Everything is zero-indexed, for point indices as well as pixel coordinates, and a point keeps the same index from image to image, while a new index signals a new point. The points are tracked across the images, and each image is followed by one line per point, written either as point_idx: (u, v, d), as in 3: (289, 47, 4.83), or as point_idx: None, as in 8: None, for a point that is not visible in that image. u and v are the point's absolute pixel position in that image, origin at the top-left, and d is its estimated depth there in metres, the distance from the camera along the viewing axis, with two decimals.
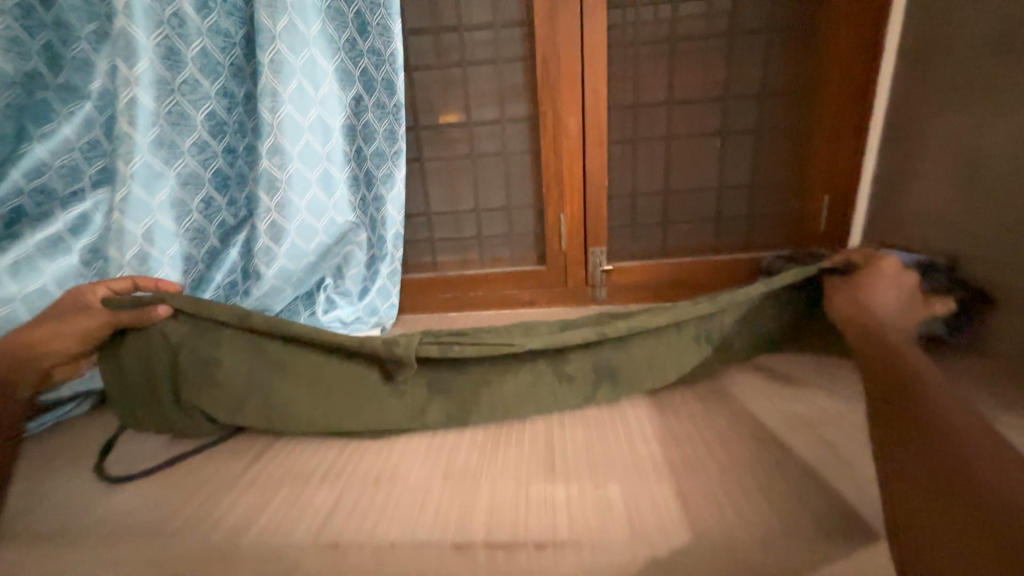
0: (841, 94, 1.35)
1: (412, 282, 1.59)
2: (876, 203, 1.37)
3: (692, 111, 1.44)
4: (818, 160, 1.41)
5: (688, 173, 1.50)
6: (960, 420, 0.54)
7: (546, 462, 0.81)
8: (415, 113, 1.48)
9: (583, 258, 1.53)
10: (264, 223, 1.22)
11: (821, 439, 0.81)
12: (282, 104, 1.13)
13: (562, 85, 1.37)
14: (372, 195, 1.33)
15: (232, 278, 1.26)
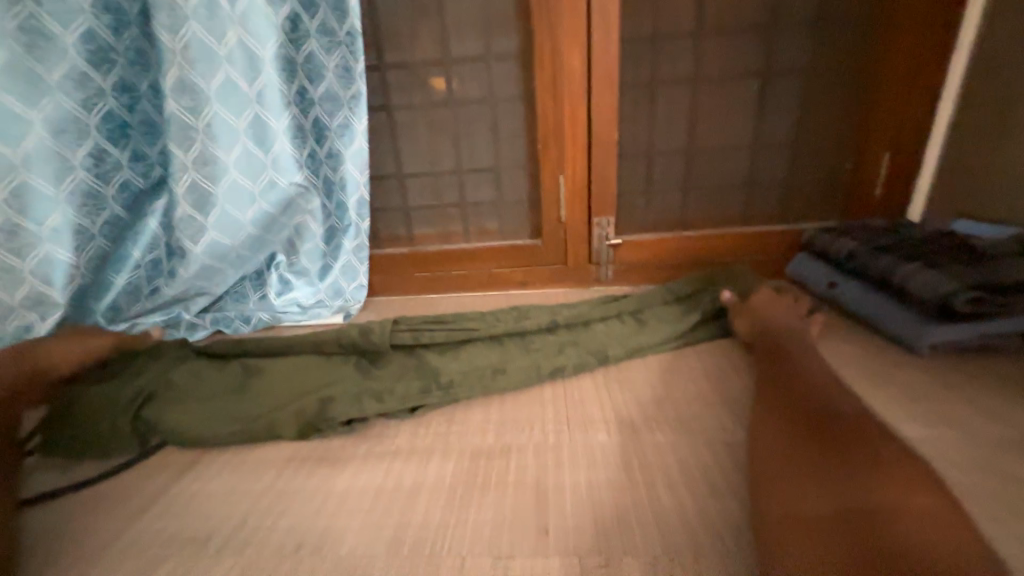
0: (918, 22, 1.06)
1: (381, 258, 1.33)
2: (952, 163, 1.11)
3: (728, 44, 1.14)
4: (882, 109, 1.13)
5: (718, 125, 1.21)
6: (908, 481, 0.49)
7: (535, 517, 0.60)
8: (379, 47, 1.18)
9: (586, 232, 1.28)
10: (182, 186, 0.97)
11: None
12: (185, 22, 0.86)
13: (566, 9, 1.07)
14: (325, 150, 1.06)
15: (153, 255, 1.03)
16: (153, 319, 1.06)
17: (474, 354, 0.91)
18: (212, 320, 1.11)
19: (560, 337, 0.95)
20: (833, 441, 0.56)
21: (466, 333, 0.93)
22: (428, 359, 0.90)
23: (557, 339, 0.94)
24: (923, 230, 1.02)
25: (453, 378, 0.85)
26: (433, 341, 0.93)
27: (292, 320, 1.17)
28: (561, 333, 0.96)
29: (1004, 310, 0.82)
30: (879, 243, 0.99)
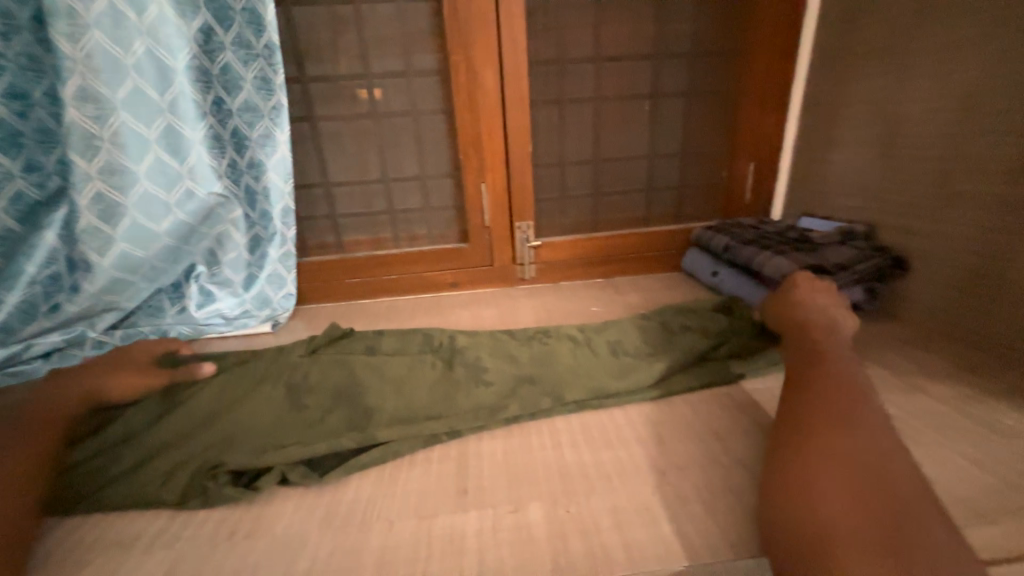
0: (767, 55, 1.29)
1: (310, 266, 1.35)
2: (799, 172, 1.35)
3: (622, 69, 1.30)
4: (744, 126, 1.35)
5: (618, 138, 1.38)
6: (876, 433, 0.56)
7: (455, 482, 0.64)
8: (299, 61, 1.22)
9: (509, 235, 1.38)
10: (85, 196, 0.94)
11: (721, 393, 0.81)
12: (87, 30, 0.85)
13: (477, 31, 1.18)
14: (246, 160, 1.07)
15: (51, 270, 0.98)
16: (54, 340, 0.96)
17: (410, 389, 0.81)
18: (123, 336, 1.04)
19: (517, 370, 0.84)
20: (832, 403, 0.60)
21: (410, 362, 0.87)
22: (361, 391, 0.80)
23: (513, 373, 0.83)
24: (779, 226, 1.25)
25: (379, 422, 0.74)
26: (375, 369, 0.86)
27: (217, 332, 1.15)
28: (524, 366, 0.85)
29: (833, 286, 1.02)
30: (748, 238, 1.20)
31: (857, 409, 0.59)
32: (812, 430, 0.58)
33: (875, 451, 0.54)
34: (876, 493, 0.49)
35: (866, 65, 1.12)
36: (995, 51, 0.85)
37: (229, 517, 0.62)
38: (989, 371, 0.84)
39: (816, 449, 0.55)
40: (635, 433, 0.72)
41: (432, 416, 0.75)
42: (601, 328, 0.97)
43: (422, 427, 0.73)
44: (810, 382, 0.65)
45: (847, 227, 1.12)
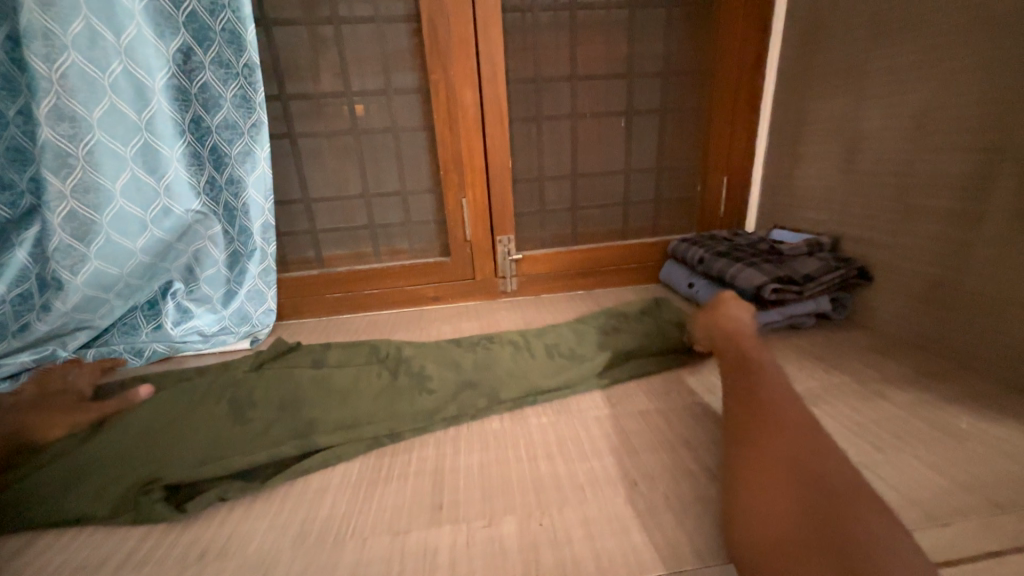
0: (735, 75, 1.34)
1: (291, 281, 1.35)
2: (770, 185, 1.40)
3: (597, 87, 1.35)
4: (716, 142, 1.40)
5: (596, 154, 1.41)
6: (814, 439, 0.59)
7: (431, 497, 0.64)
8: (280, 79, 1.23)
9: (491, 249, 1.40)
10: (58, 214, 0.93)
11: (694, 403, 0.83)
12: (63, 51, 0.85)
13: (455, 51, 1.21)
14: (225, 176, 1.06)
15: (21, 289, 0.97)
16: (22, 361, 0.96)
17: (358, 398, 0.85)
18: (94, 355, 1.03)
19: (460, 375, 0.91)
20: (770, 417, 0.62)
21: (361, 372, 0.92)
22: (315, 403, 0.84)
23: (457, 379, 0.89)
24: (751, 238, 1.30)
25: (333, 433, 0.76)
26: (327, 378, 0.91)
27: (193, 350, 1.12)
28: (466, 371, 0.92)
29: (801, 297, 1.06)
30: (722, 250, 1.23)
31: (791, 415, 0.63)
32: (754, 443, 0.60)
33: (816, 458, 0.55)
34: (817, 500, 0.50)
35: (826, 85, 1.18)
36: (938, 74, 0.91)
37: (198, 540, 0.61)
38: (947, 376, 0.87)
39: (764, 461, 0.57)
40: (609, 444, 0.73)
41: (377, 419, 0.80)
42: (545, 335, 1.06)
43: (367, 431, 0.77)
44: (750, 392, 0.67)
45: (815, 239, 1.16)
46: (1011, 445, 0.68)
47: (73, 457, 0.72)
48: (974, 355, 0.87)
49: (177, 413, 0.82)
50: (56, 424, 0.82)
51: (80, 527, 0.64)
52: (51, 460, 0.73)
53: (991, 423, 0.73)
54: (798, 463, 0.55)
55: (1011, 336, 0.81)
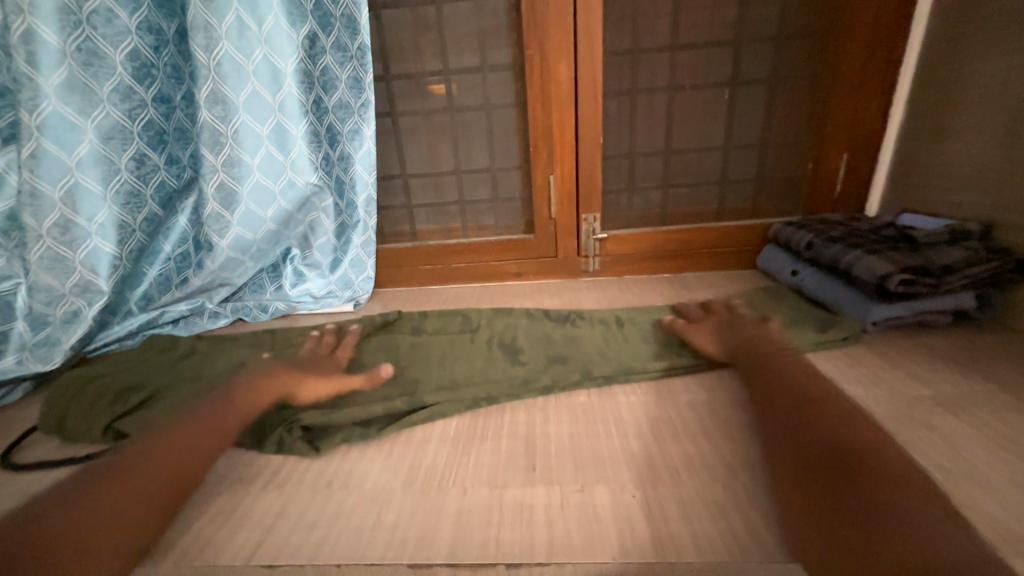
0: (868, 34, 1.17)
1: (387, 252, 1.46)
2: (900, 163, 1.23)
3: (701, 56, 1.25)
4: (837, 114, 1.25)
5: (693, 129, 1.33)
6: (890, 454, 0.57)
7: (524, 459, 0.68)
8: (384, 60, 1.30)
9: (575, 228, 1.40)
10: (211, 185, 1.09)
11: None
12: (219, 41, 0.98)
13: (553, 24, 1.19)
14: (337, 153, 1.18)
15: (182, 248, 1.16)
16: (180, 309, 1.17)
17: (453, 363, 0.91)
18: (233, 308, 1.22)
19: (549, 352, 0.93)
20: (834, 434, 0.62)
21: (456, 342, 0.99)
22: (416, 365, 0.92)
23: (546, 355, 0.92)
24: (872, 223, 1.15)
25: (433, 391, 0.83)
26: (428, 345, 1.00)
27: (307, 309, 1.27)
28: (555, 349, 0.94)
29: (937, 291, 0.93)
30: (836, 235, 1.11)
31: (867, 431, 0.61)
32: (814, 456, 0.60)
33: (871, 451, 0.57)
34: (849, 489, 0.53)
35: (993, 43, 0.99)
36: None
37: (325, 471, 0.70)
38: None
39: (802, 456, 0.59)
40: (703, 429, 0.71)
41: (472, 383, 0.85)
42: (633, 319, 1.05)
43: (464, 392, 0.82)
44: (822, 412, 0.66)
45: (957, 225, 1.01)
46: None
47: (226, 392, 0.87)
48: None
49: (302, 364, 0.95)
50: (210, 364, 0.98)
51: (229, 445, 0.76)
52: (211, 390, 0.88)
53: None
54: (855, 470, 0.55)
55: None
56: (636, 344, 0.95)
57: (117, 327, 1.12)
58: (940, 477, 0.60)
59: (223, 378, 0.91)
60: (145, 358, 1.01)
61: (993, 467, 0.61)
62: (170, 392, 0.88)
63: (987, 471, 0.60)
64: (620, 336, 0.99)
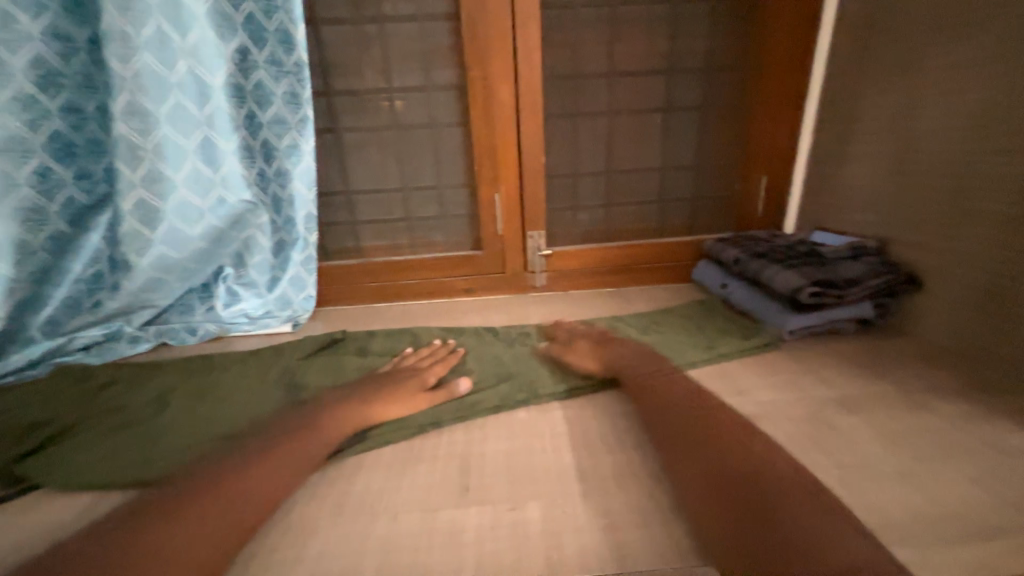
0: (779, 69, 1.30)
1: (331, 270, 1.41)
2: (812, 186, 1.35)
3: (635, 83, 1.33)
4: (756, 140, 1.36)
5: (631, 151, 1.40)
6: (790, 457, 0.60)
7: (460, 479, 0.67)
8: (326, 76, 1.29)
9: (522, 244, 1.42)
10: (128, 202, 1.02)
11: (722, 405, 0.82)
12: (137, 51, 0.93)
13: (494, 48, 1.23)
14: (273, 169, 1.14)
15: (95, 269, 1.07)
16: (92, 335, 1.07)
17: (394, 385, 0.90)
18: (158, 332, 1.14)
19: (491, 371, 0.94)
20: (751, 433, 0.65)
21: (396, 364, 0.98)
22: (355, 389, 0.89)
23: (488, 374, 0.92)
24: (789, 240, 1.26)
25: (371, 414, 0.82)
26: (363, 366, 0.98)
27: (241, 331, 1.20)
28: (498, 367, 0.95)
29: (843, 301, 1.03)
30: (758, 251, 1.21)
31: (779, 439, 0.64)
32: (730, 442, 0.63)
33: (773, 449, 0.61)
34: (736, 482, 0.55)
35: (879, 81, 1.12)
36: (1003, 71, 0.85)
37: None
38: (1001, 389, 0.82)
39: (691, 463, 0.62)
40: (636, 440, 0.73)
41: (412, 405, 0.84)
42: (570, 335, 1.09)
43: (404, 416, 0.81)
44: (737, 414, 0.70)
45: (858, 242, 1.12)
46: None
47: (141, 426, 0.81)
48: None
49: (232, 393, 0.90)
50: (124, 394, 0.91)
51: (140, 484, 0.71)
52: (126, 422, 0.82)
53: None
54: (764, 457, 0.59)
55: None
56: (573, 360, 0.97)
57: (16, 356, 1.02)
58: (843, 474, 0.65)
59: (140, 411, 0.85)
60: (49, 390, 0.92)
61: (885, 461, 0.67)
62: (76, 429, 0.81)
63: (880, 466, 0.66)
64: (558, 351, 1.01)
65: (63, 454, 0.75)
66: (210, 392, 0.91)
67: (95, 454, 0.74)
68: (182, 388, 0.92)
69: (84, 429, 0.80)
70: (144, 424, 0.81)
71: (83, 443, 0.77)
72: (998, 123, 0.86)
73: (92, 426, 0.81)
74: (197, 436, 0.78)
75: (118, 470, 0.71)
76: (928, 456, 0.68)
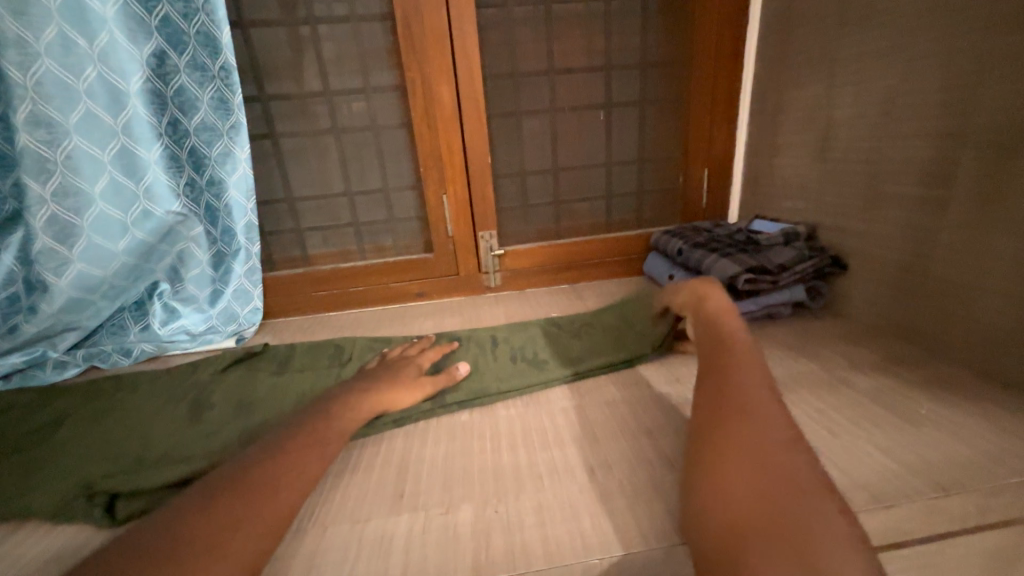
0: (712, 65, 1.34)
1: (277, 281, 1.37)
2: (750, 176, 1.40)
3: (575, 81, 1.34)
4: (695, 133, 1.40)
5: (576, 148, 1.41)
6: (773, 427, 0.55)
7: (394, 487, 0.66)
8: (258, 81, 1.24)
9: (473, 245, 1.42)
10: (39, 219, 0.97)
11: (659, 393, 0.84)
12: (37, 59, 0.89)
13: (431, 47, 1.22)
14: (205, 178, 1.08)
15: (9, 292, 1.02)
16: (12, 361, 1.01)
17: None
18: (87, 356, 1.07)
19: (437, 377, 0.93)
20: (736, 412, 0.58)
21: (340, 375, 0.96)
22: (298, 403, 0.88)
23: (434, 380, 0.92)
24: (729, 229, 1.30)
25: None
26: (305, 380, 0.96)
27: (181, 349, 1.14)
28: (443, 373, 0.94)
29: (775, 286, 1.07)
30: (700, 241, 1.24)
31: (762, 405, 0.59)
32: (726, 430, 0.57)
33: (762, 413, 0.57)
34: (790, 484, 0.47)
35: (801, 74, 1.17)
36: (901, 62, 0.90)
37: None
38: (917, 362, 0.87)
39: (726, 451, 0.54)
40: (574, 434, 0.74)
41: None
42: (516, 332, 1.10)
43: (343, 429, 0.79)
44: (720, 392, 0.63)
45: (789, 228, 1.17)
46: (967, 430, 0.68)
47: (65, 458, 0.77)
48: (951, 345, 0.85)
49: (166, 417, 0.87)
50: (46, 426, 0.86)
51: (42, 521, 0.67)
52: (52, 451, 0.79)
53: (950, 409, 0.73)
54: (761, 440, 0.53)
55: (974, 321, 0.80)
56: (519, 358, 0.97)
57: None
58: None
59: (64, 441, 0.81)
60: None
61: (805, 438, 0.70)
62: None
63: None
64: (505, 350, 1.01)
65: None
66: (147, 416, 0.88)
67: None
68: (115, 414, 0.89)
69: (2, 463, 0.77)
70: (49, 461, 0.76)
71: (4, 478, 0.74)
72: (903, 109, 0.90)
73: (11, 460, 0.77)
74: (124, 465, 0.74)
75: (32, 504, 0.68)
76: (845, 430, 0.71)
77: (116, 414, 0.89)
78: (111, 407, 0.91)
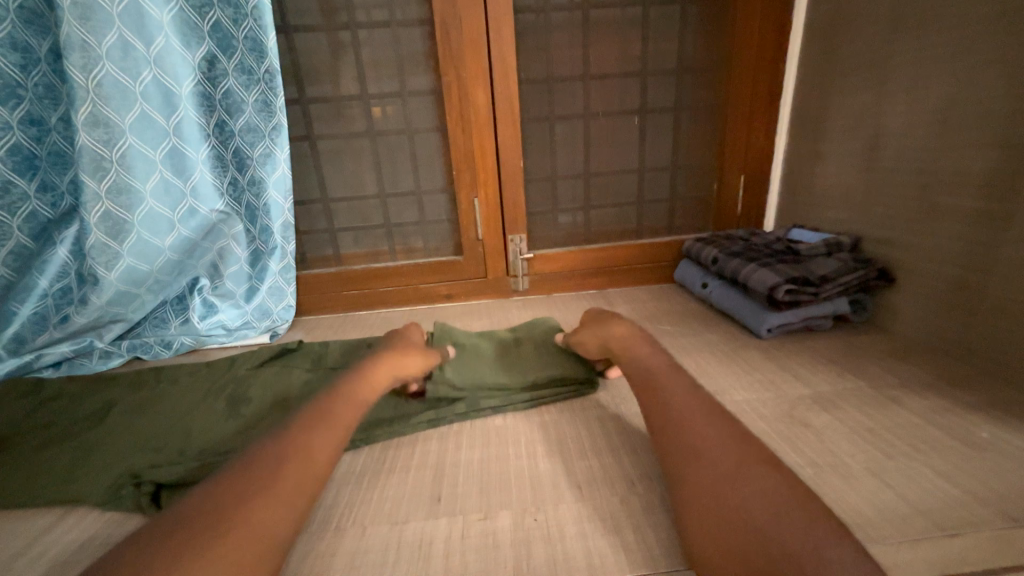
0: (752, 71, 1.31)
1: (311, 278, 1.40)
2: (789, 184, 1.36)
3: (609, 86, 1.33)
4: (732, 141, 1.37)
5: (608, 153, 1.40)
6: (725, 450, 0.55)
7: (431, 490, 0.66)
8: (299, 84, 1.28)
9: (502, 248, 1.42)
10: (93, 215, 1.01)
11: None
12: (98, 61, 0.92)
13: (467, 53, 1.23)
14: (247, 178, 1.12)
15: (62, 283, 1.07)
16: (62, 350, 1.06)
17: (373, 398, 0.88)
18: (131, 347, 1.11)
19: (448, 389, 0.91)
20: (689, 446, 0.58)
21: None
22: None
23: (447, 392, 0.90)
24: (767, 238, 1.27)
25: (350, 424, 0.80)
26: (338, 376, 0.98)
27: (217, 343, 1.17)
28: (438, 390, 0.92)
29: (817, 298, 1.04)
30: (735, 250, 1.22)
31: (715, 431, 0.58)
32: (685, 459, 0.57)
33: (717, 437, 0.57)
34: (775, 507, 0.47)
35: (848, 80, 1.13)
36: (961, 69, 0.86)
37: None
38: (973, 383, 0.82)
39: (704, 468, 0.54)
40: (611, 444, 0.73)
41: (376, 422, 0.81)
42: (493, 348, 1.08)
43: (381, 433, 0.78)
44: (667, 424, 0.63)
45: (832, 238, 1.13)
46: None
47: (115, 445, 0.80)
48: (1009, 364, 0.81)
49: (209, 410, 0.89)
50: (96, 415, 0.90)
51: (92, 507, 0.70)
52: (103, 438, 0.82)
53: (1010, 433, 0.69)
54: (724, 462, 0.53)
55: None
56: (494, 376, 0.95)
57: None
58: (812, 473, 0.65)
59: (114, 429, 0.85)
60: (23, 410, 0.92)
61: (857, 457, 0.67)
62: (21, 460, 0.78)
63: (852, 462, 0.66)
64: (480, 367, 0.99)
65: (41, 475, 0.75)
66: (192, 408, 0.90)
67: (50, 482, 0.73)
68: (162, 405, 0.92)
69: (57, 448, 0.80)
70: (98, 449, 0.79)
71: (60, 463, 0.77)
72: (960, 118, 0.86)
73: (65, 446, 0.81)
74: (171, 456, 0.77)
75: (85, 491, 0.70)
76: (898, 452, 0.68)
77: (161, 405, 0.92)
78: (157, 398, 0.94)
